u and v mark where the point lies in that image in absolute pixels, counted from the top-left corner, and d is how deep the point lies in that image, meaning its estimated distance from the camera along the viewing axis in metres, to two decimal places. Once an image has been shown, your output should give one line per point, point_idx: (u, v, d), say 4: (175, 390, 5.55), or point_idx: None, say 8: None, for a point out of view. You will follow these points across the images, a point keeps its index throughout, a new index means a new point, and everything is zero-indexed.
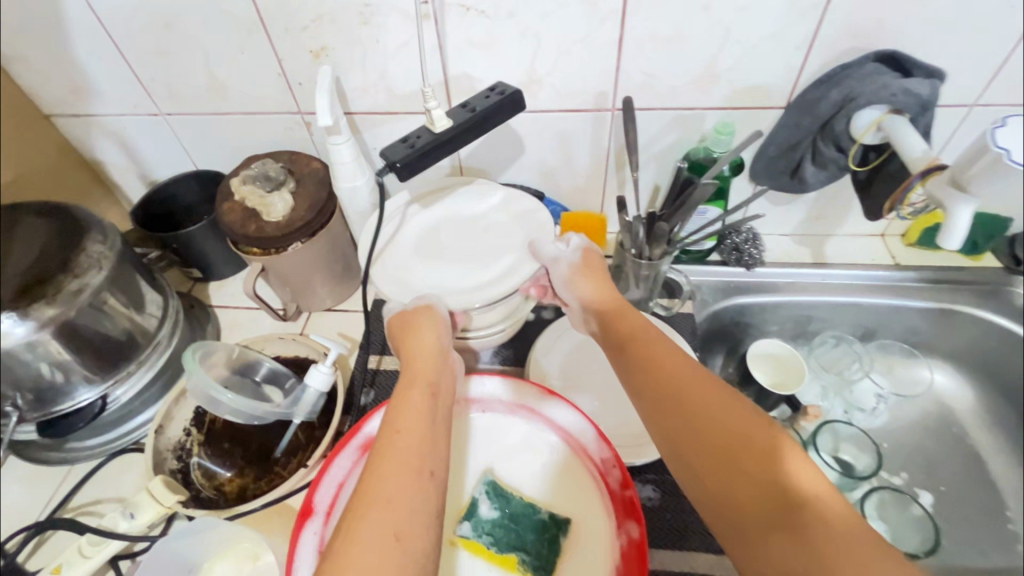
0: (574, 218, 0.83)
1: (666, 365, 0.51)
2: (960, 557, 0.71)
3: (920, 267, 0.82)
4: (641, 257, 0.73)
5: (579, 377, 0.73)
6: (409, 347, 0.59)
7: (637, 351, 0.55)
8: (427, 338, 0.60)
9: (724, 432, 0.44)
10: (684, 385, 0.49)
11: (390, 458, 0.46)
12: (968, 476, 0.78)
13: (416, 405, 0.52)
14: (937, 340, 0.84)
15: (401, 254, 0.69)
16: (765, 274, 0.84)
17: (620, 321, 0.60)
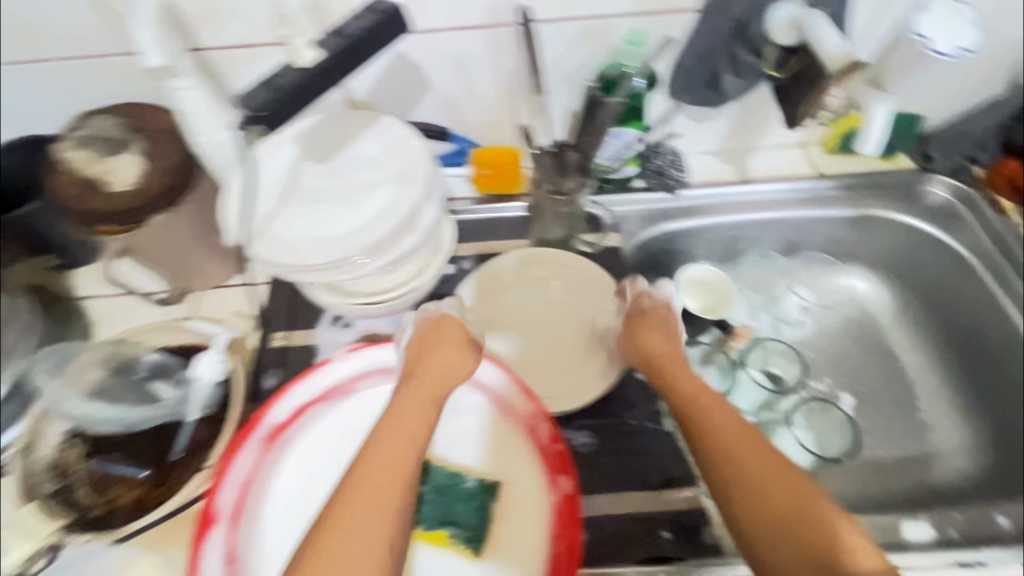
0: (486, 153, 0.74)
1: (732, 429, 0.53)
2: (876, 450, 0.75)
3: (841, 175, 0.81)
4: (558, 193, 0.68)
5: (504, 332, 0.69)
6: (428, 362, 0.53)
7: (700, 407, 0.55)
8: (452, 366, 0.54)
9: (783, 497, 0.48)
10: (751, 453, 0.51)
11: (372, 494, 0.44)
12: (888, 375, 0.80)
13: (416, 432, 0.49)
14: (858, 247, 0.84)
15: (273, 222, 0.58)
16: (691, 197, 0.80)
17: (676, 371, 0.59)
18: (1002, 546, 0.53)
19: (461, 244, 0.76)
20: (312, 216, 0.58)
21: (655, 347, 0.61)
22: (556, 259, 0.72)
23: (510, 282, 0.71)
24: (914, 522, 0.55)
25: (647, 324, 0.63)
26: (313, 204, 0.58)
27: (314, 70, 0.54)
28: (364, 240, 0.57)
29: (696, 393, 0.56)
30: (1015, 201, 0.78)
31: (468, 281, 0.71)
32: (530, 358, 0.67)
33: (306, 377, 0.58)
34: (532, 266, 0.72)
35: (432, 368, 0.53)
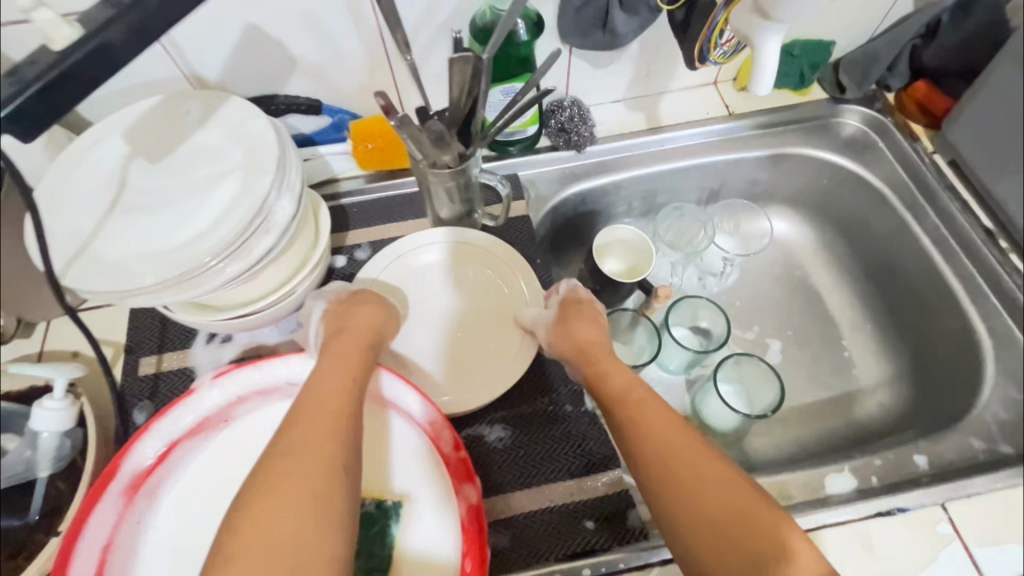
0: (365, 125, 0.66)
1: (665, 432, 0.48)
2: (805, 394, 0.74)
3: (756, 113, 0.77)
4: (435, 168, 0.57)
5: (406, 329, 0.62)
6: (350, 318, 0.55)
7: (632, 410, 0.50)
8: (378, 319, 0.56)
9: (730, 503, 0.42)
10: (686, 457, 0.46)
11: (313, 427, 0.44)
12: (811, 316, 0.79)
13: (349, 365, 0.50)
14: (776, 187, 0.81)
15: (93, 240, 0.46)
16: (598, 152, 0.74)
17: (608, 370, 0.55)
18: (918, 486, 0.53)
19: (352, 231, 0.68)
20: (142, 225, 0.47)
21: (586, 347, 0.58)
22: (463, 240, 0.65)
23: (416, 271, 0.65)
24: (836, 473, 0.54)
25: (573, 317, 0.59)
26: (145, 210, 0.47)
27: (57, 55, 0.38)
28: (213, 244, 0.46)
29: (628, 396, 0.52)
30: (927, 126, 0.76)
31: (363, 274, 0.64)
32: (440, 354, 0.60)
33: (167, 412, 0.50)
34: (432, 249, 0.65)
35: (358, 321, 0.55)
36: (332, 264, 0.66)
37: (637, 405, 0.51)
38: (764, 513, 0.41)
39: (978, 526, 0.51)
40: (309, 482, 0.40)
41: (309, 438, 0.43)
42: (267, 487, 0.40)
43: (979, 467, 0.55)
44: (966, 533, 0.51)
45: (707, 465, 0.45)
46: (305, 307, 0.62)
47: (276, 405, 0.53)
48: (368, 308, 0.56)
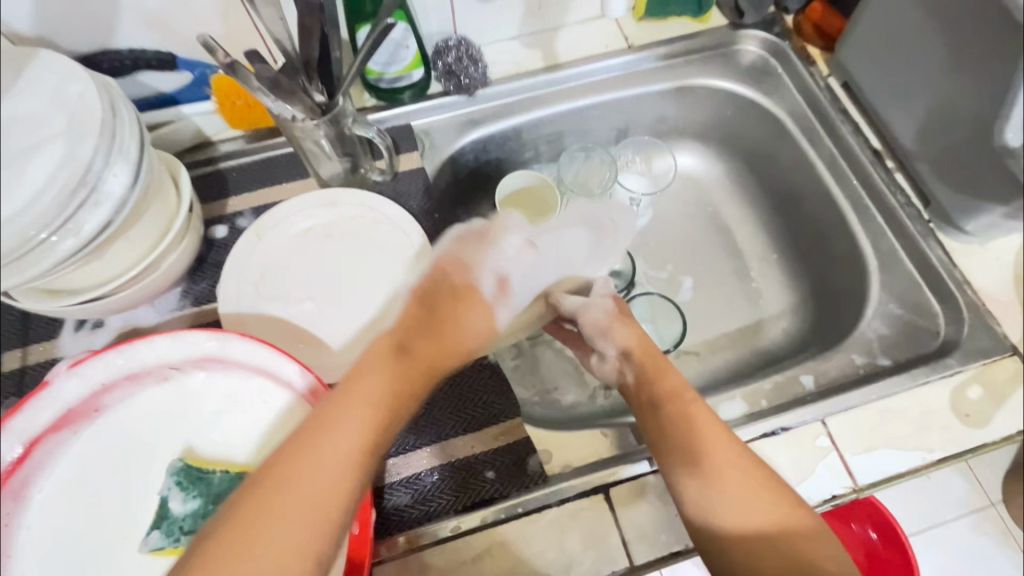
0: (230, 82, 0.60)
1: (719, 437, 0.46)
2: (718, 327, 0.76)
3: (656, 44, 0.74)
4: (293, 121, 0.53)
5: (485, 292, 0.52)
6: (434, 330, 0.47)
7: (685, 408, 0.48)
8: (447, 346, 0.47)
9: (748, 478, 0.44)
10: (736, 467, 0.44)
11: (327, 442, 0.39)
12: (720, 250, 0.80)
13: (385, 375, 0.44)
14: (683, 121, 0.80)
15: None
16: (493, 96, 0.71)
17: (660, 364, 0.53)
18: (803, 405, 0.55)
19: (231, 197, 0.63)
20: None
21: (646, 346, 0.55)
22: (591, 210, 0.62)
23: (531, 255, 0.55)
24: (727, 401, 0.56)
25: (634, 326, 0.57)
26: None
27: None
28: (32, 221, 0.43)
29: (682, 393, 0.49)
30: (824, 49, 0.75)
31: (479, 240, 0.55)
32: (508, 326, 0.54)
33: (19, 408, 0.46)
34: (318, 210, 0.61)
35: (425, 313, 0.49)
36: (212, 234, 0.61)
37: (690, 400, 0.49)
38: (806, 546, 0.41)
39: (855, 437, 0.54)
40: (314, 500, 0.38)
41: (307, 485, 0.38)
42: (271, 498, 0.38)
43: (858, 381, 0.57)
44: (842, 444, 0.53)
45: (766, 484, 0.44)
46: (182, 282, 0.58)
47: (150, 390, 0.50)
48: (444, 337, 0.47)
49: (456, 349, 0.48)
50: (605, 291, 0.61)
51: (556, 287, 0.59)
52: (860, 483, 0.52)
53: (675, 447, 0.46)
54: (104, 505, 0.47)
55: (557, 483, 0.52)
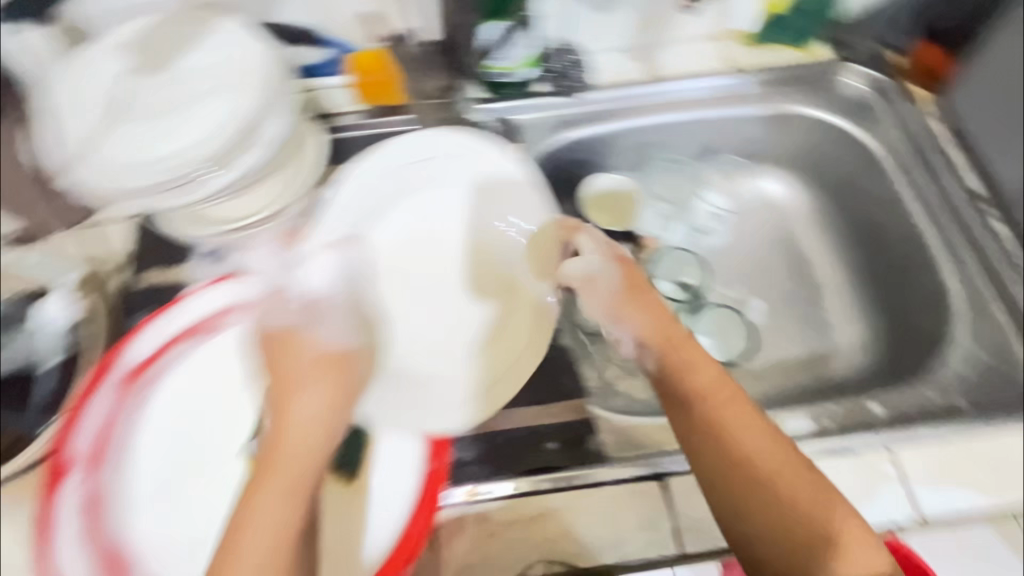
0: (369, 57, 0.66)
1: (791, 482, 0.44)
2: (786, 351, 0.76)
3: (758, 69, 0.76)
4: (426, 97, 0.71)
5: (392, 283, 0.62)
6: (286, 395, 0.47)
7: (750, 449, 0.45)
8: (312, 403, 0.47)
9: (792, 500, 0.43)
10: (822, 522, 0.43)
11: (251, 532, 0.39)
12: (793, 276, 0.80)
13: (291, 458, 0.43)
14: (772, 146, 0.81)
15: (101, 141, 0.50)
16: (595, 100, 0.75)
17: (700, 375, 0.49)
18: (870, 429, 0.56)
19: (346, 163, 0.70)
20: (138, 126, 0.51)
21: (663, 334, 0.52)
22: (485, 163, 0.65)
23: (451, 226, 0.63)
24: (792, 415, 0.57)
25: (639, 298, 0.54)
26: (147, 115, 0.51)
27: None
28: (205, 149, 0.50)
29: (710, 390, 0.48)
30: (929, 90, 0.76)
31: (285, 288, 0.56)
32: (357, 321, 0.56)
33: (167, 310, 0.55)
34: (356, 185, 0.62)
35: (280, 367, 0.49)
36: None
37: (722, 401, 0.47)
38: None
39: (922, 468, 0.54)
40: None
41: None
42: None
43: (932, 415, 0.57)
44: (909, 473, 0.53)
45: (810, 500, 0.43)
46: None
47: None
48: (286, 390, 0.48)
49: (324, 411, 0.47)
50: (608, 250, 0.58)
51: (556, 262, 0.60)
52: (923, 514, 0.52)
53: (747, 505, 0.44)
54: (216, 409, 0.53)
55: (617, 463, 0.54)
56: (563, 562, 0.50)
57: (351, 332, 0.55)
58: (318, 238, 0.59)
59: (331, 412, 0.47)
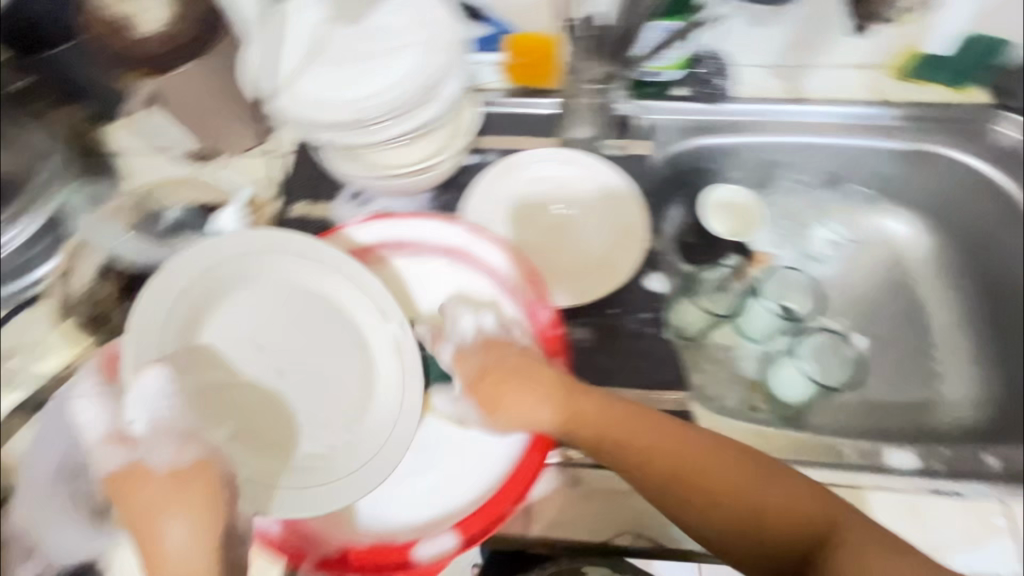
0: (524, 40, 0.70)
1: (708, 461, 0.46)
2: (887, 395, 0.75)
3: (905, 104, 0.76)
4: (586, 84, 0.67)
5: (243, 353, 0.52)
6: (150, 531, 0.43)
7: (657, 458, 0.47)
8: (178, 534, 0.43)
9: (756, 507, 0.45)
10: (748, 493, 0.45)
11: None
12: (903, 321, 0.79)
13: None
14: (904, 184, 0.80)
15: (304, 79, 0.57)
16: (732, 111, 0.76)
17: (577, 414, 0.49)
18: (980, 478, 0.55)
19: (487, 136, 0.74)
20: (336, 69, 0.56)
21: (554, 394, 0.49)
22: (309, 270, 0.53)
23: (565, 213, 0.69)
24: (898, 450, 0.57)
25: (540, 383, 0.50)
26: (344, 61, 0.56)
27: None
28: (396, 98, 0.55)
29: (642, 441, 0.47)
30: None
31: (121, 432, 0.46)
32: (230, 426, 0.49)
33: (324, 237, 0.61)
34: (147, 306, 0.49)
35: (136, 506, 0.44)
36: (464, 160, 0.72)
37: (650, 448, 0.47)
38: (862, 539, 0.43)
39: None
40: None
41: None
42: None
43: None
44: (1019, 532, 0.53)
45: (772, 482, 0.46)
46: (435, 190, 0.70)
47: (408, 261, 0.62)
48: (148, 523, 0.43)
49: (192, 536, 0.43)
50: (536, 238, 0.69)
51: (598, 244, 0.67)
52: None
53: (680, 503, 0.46)
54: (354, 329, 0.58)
55: None
56: (649, 539, 0.52)
57: (175, 443, 0.45)
58: (140, 357, 0.48)
59: (205, 532, 0.43)
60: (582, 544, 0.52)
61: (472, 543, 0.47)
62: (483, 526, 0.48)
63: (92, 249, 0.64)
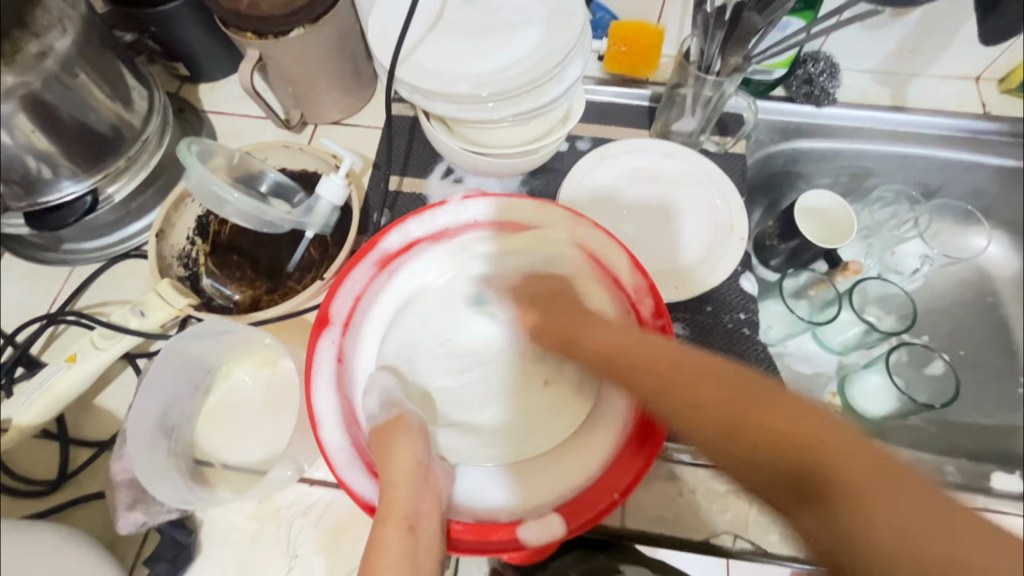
0: (625, 28, 0.70)
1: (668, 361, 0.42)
2: (974, 417, 0.74)
3: (1014, 118, 0.73)
4: (708, 72, 0.61)
5: (400, 364, 0.57)
6: (388, 454, 0.48)
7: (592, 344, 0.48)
8: (408, 455, 0.48)
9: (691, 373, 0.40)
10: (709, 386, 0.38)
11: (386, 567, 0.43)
12: (993, 344, 0.78)
13: (398, 497, 0.45)
14: (1001, 202, 0.78)
15: (431, 57, 0.56)
16: (834, 115, 0.74)
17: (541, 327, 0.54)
18: None
19: (579, 122, 0.72)
20: (467, 49, 0.56)
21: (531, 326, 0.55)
22: (450, 297, 0.59)
23: (655, 201, 0.67)
24: None
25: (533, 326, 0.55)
26: (473, 41, 0.56)
27: None
28: (525, 79, 0.54)
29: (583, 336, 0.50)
30: None
31: (352, 415, 0.52)
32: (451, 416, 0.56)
33: (422, 212, 0.57)
34: (370, 326, 0.56)
35: (391, 437, 0.49)
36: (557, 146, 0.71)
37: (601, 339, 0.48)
38: (772, 413, 0.35)
39: None
40: None
41: None
42: None
43: None
44: None
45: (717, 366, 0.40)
46: (529, 174, 0.70)
47: (486, 234, 0.59)
48: (385, 451, 0.48)
49: (416, 462, 0.47)
50: (633, 206, 0.67)
51: (690, 240, 0.65)
52: None
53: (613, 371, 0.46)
54: (451, 299, 0.59)
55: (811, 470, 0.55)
56: (749, 542, 0.52)
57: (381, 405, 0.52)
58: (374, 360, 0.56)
59: (424, 461, 0.48)
60: (679, 539, 0.52)
61: (582, 529, 0.47)
62: (592, 513, 0.47)
63: (193, 208, 0.64)
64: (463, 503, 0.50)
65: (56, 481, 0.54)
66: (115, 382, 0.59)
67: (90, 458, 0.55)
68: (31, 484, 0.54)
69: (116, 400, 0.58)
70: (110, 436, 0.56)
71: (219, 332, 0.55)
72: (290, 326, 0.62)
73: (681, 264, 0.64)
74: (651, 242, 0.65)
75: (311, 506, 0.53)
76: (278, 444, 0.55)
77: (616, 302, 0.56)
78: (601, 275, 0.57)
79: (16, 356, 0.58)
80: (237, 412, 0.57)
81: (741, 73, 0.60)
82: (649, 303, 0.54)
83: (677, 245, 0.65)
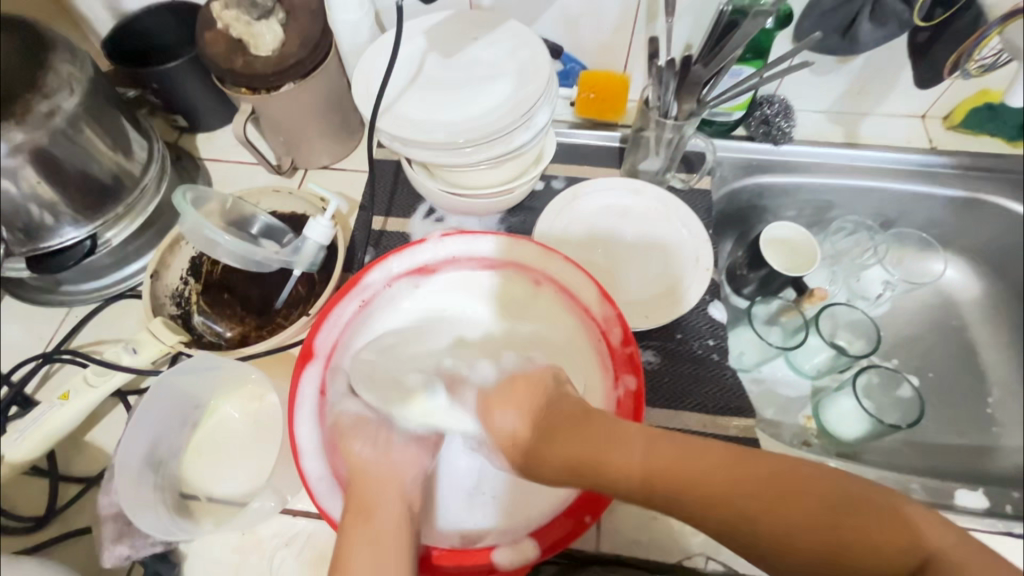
0: (593, 77, 0.76)
1: (665, 440, 0.43)
2: (946, 437, 0.76)
3: (958, 152, 0.79)
4: (666, 117, 0.66)
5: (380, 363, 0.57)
6: (346, 454, 0.52)
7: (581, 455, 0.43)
8: (363, 452, 0.52)
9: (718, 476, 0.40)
10: (734, 477, 0.40)
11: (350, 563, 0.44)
12: (960, 366, 0.80)
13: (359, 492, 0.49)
14: (957, 230, 0.83)
15: (408, 109, 0.61)
16: (792, 151, 0.79)
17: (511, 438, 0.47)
18: None
19: (553, 162, 0.77)
20: (442, 101, 0.61)
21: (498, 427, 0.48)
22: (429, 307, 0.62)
23: (627, 235, 0.71)
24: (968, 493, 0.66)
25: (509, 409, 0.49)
26: (448, 94, 0.61)
27: None
28: (495, 127, 0.59)
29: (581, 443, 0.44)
30: None
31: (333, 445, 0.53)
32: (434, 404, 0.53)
33: (404, 249, 0.61)
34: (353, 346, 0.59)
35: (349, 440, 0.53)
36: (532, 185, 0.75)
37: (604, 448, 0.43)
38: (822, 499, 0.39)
39: None
40: None
41: None
42: None
43: None
44: None
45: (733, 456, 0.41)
46: (507, 213, 0.74)
47: (465, 269, 0.62)
48: (344, 450, 0.52)
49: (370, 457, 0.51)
50: (605, 240, 0.71)
51: (660, 271, 0.68)
52: None
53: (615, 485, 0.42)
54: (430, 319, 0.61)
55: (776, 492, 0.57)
56: (720, 563, 0.53)
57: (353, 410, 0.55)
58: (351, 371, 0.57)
59: (381, 453, 0.52)
60: (653, 562, 0.53)
61: (553, 548, 0.48)
62: (562, 534, 0.49)
63: (187, 249, 0.67)
64: (440, 528, 0.52)
65: (44, 518, 0.55)
66: (106, 418, 0.61)
67: (78, 494, 0.57)
68: (20, 521, 0.55)
69: (106, 437, 0.59)
70: (99, 471, 0.58)
71: (207, 368, 0.58)
72: (276, 361, 0.65)
73: (651, 293, 0.67)
74: (624, 274, 0.69)
75: (293, 537, 0.54)
76: (262, 475, 0.57)
77: (586, 331, 0.59)
78: (573, 304, 0.60)
79: (11, 396, 0.61)
80: (223, 446, 0.58)
81: (697, 115, 0.64)
82: (620, 331, 0.57)
83: (648, 276, 0.68)
